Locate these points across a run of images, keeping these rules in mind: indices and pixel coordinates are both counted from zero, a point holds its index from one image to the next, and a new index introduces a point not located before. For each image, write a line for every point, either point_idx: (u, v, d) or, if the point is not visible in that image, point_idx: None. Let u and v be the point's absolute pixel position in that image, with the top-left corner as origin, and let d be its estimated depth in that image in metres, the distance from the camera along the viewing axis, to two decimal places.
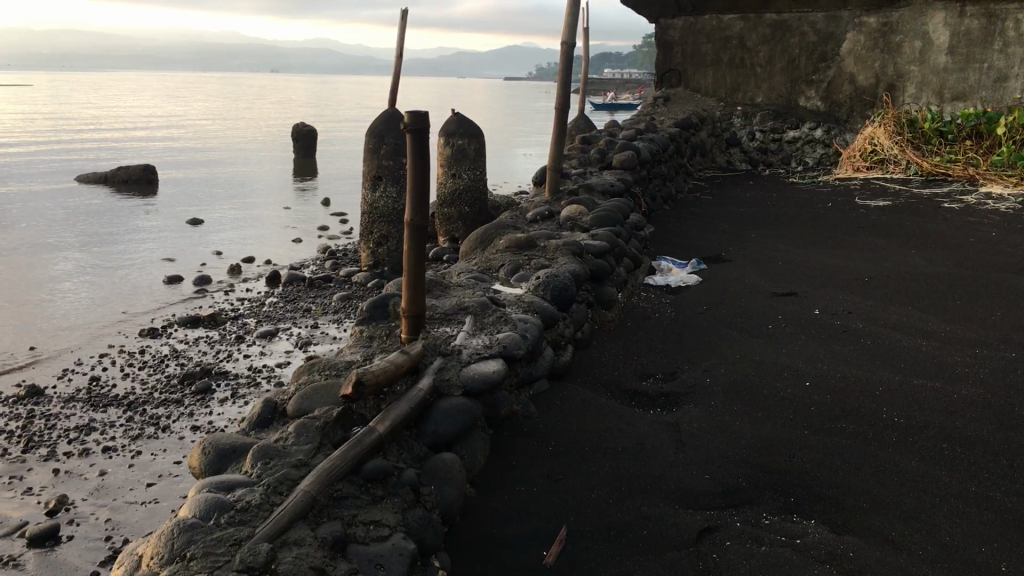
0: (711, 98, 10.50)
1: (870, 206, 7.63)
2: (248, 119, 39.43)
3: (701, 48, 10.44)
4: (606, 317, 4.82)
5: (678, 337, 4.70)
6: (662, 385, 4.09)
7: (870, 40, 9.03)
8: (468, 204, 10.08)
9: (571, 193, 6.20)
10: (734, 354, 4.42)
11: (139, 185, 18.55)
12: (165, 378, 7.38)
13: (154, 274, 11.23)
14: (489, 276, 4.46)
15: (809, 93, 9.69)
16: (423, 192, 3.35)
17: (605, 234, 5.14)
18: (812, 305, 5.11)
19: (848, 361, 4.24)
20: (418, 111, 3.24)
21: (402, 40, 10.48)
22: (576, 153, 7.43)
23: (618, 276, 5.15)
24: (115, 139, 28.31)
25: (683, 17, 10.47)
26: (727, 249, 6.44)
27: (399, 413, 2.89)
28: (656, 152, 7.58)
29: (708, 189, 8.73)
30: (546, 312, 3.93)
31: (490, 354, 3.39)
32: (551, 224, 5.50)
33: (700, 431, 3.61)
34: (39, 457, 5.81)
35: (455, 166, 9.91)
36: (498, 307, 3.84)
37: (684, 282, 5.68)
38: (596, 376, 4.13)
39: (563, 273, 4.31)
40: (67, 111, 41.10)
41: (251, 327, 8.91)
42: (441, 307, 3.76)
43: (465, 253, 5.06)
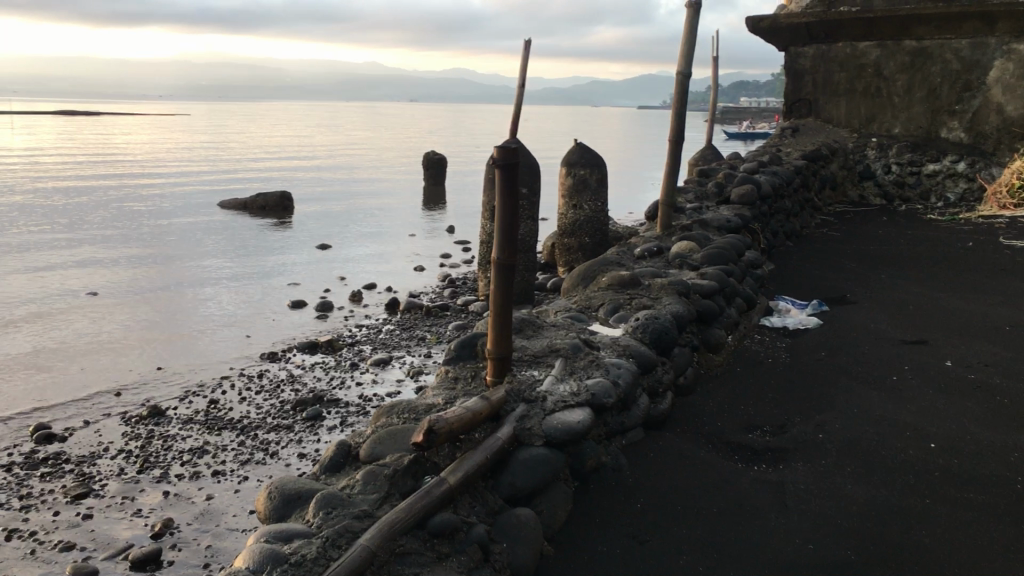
0: (843, 128, 9.99)
1: (1015, 247, 7.04)
2: (383, 147, 40.53)
3: (833, 78, 9.88)
4: (713, 362, 4.57)
5: (791, 386, 4.40)
6: (769, 439, 3.81)
7: (1021, 69, 8.46)
8: (588, 235, 9.91)
9: (684, 229, 5.97)
10: (851, 408, 4.09)
11: (274, 211, 19.31)
12: (278, 403, 7.49)
13: (279, 299, 11.52)
14: (588, 315, 4.30)
15: (952, 124, 9.11)
16: (511, 231, 3.23)
17: (716, 273, 4.89)
18: (943, 355, 4.71)
19: (980, 422, 3.85)
20: (508, 146, 3.13)
21: (525, 70, 10.45)
22: (692, 186, 7.18)
23: (728, 317, 4.88)
24: (258, 166, 29.60)
25: (815, 44, 9.86)
26: (852, 290, 6.06)
27: (473, 463, 2.76)
28: (778, 187, 7.23)
29: (838, 224, 8.28)
30: (643, 358, 3.73)
31: (577, 402, 3.22)
32: (659, 261, 5.28)
33: (807, 494, 3.33)
34: (153, 478, 5.90)
35: (576, 196, 9.79)
36: (591, 351, 3.66)
37: (803, 324, 5.36)
38: (697, 426, 3.89)
39: (665, 315, 4.10)
40: (214, 140, 43.40)
41: (366, 354, 8.99)
42: (531, 349, 3.61)
43: (567, 289, 4.91)
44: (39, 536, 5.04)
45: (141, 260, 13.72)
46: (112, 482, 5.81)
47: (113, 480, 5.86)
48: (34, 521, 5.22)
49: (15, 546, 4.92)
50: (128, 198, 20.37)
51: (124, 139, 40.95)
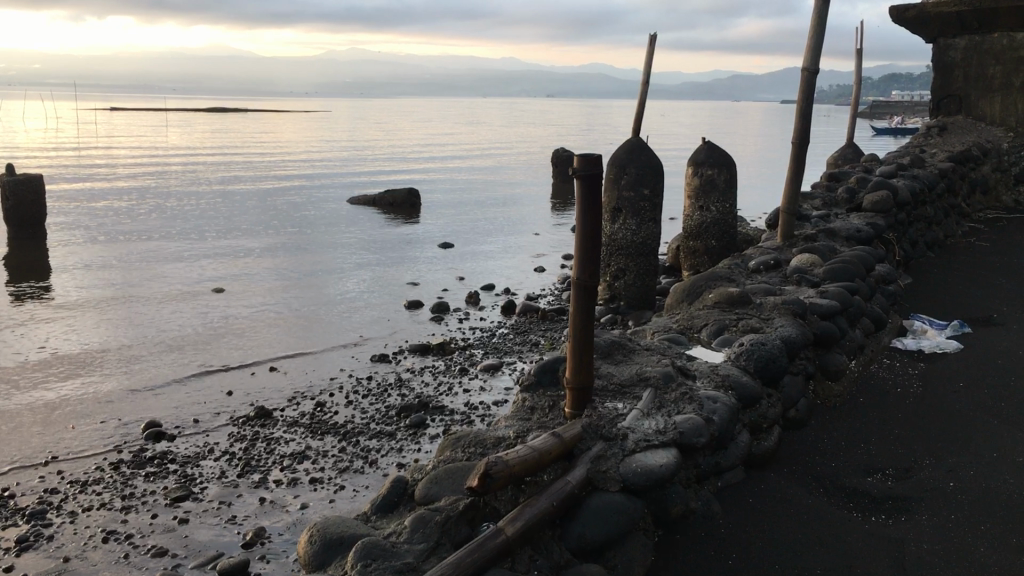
0: (997, 127, 9.15)
1: None
2: (518, 143, 40.52)
3: (987, 71, 8.99)
4: (832, 390, 4.12)
5: (921, 421, 3.91)
6: (890, 485, 3.36)
7: None
8: (714, 238, 9.41)
9: (806, 239, 5.50)
10: (990, 451, 3.58)
11: (403, 208, 19.49)
12: (384, 408, 7.39)
13: (397, 300, 11.51)
14: (689, 337, 3.95)
15: None
16: (593, 250, 2.95)
17: (837, 291, 4.43)
18: None
19: None
20: (590, 156, 2.87)
21: (650, 67, 10.06)
22: (820, 191, 6.65)
23: (851, 340, 4.41)
24: (392, 163, 30.09)
25: (967, 35, 8.96)
26: (1001, 310, 5.42)
27: (536, 509, 2.47)
28: (918, 192, 6.60)
29: (987, 233, 7.52)
30: (745, 389, 3.36)
31: (663, 442, 2.88)
32: (775, 276, 4.85)
33: (930, 555, 2.86)
34: (251, 483, 5.86)
35: (703, 198, 9.33)
36: (686, 381, 3.32)
37: (941, 347, 4.81)
38: (807, 467, 3.48)
39: (774, 338, 3.71)
40: (354, 136, 44.62)
41: (477, 359, 8.81)
42: (617, 377, 3.31)
43: (670, 305, 4.56)
44: (134, 539, 5.07)
45: (272, 258, 14.02)
46: (212, 486, 5.80)
47: (214, 483, 5.85)
48: (133, 524, 5.27)
49: (109, 548, 4.97)
50: (268, 195, 21.02)
51: (272, 138, 42.41)
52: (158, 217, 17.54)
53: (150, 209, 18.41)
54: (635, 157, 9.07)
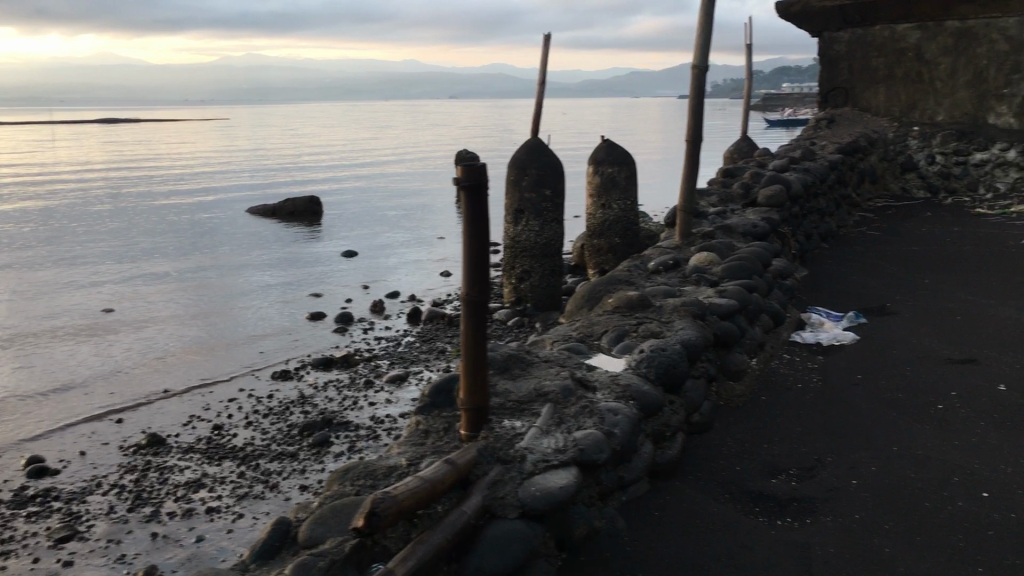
0: (883, 118, 9.35)
1: None
2: (420, 146, 40.25)
3: (871, 63, 9.23)
4: (735, 391, 4.08)
5: (822, 418, 3.89)
6: (795, 486, 3.32)
7: None
8: (617, 236, 9.41)
9: (704, 236, 5.48)
10: (890, 445, 3.56)
11: (304, 217, 19.08)
12: (285, 427, 7.11)
13: (299, 313, 11.19)
14: (588, 344, 3.85)
15: (1000, 109, 8.48)
16: (482, 264, 2.81)
17: (735, 289, 4.39)
18: (995, 376, 4.06)
19: None
20: (474, 164, 2.73)
21: (546, 68, 10.03)
22: (715, 187, 6.66)
23: (752, 338, 4.38)
24: (293, 171, 29.50)
25: (849, 30, 9.27)
26: (894, 298, 5.48)
27: (429, 545, 2.32)
28: (810, 185, 6.67)
29: (878, 222, 7.66)
30: (647, 398, 3.26)
31: (564, 460, 2.77)
32: (674, 276, 4.80)
33: (836, 558, 2.80)
34: (143, 517, 5.55)
35: (605, 196, 9.30)
36: (586, 394, 3.21)
37: (838, 340, 4.85)
38: (712, 473, 3.41)
39: (674, 343, 3.64)
40: (252, 144, 43.69)
41: (382, 370, 8.58)
42: (515, 394, 3.18)
43: (569, 312, 4.45)
44: None
45: (169, 278, 13.50)
46: (99, 523, 5.47)
47: (101, 519, 5.51)
48: (11, 571, 4.92)
49: None
50: (162, 211, 20.32)
51: (167, 149, 41.18)
52: (44, 240, 16.76)
53: (36, 232, 17.57)
54: (536, 158, 9.06)
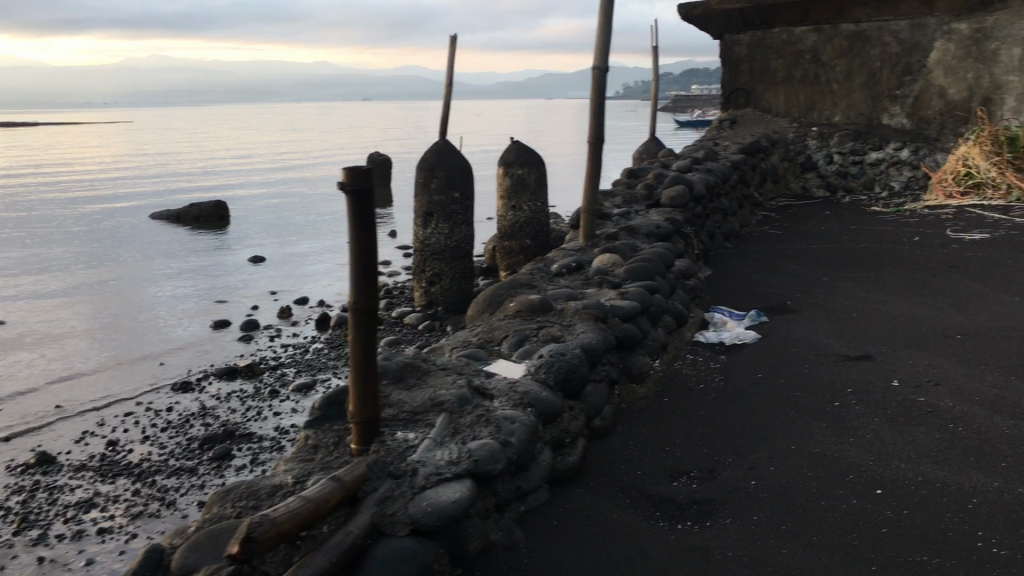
0: (782, 119, 9.53)
1: (963, 240, 6.26)
2: (332, 148, 39.73)
3: (770, 65, 9.44)
4: (638, 394, 4.05)
5: (723, 417, 3.90)
6: (695, 488, 3.30)
7: (961, 49, 8.18)
8: (529, 237, 9.37)
9: (608, 237, 5.45)
10: (788, 444, 3.57)
11: (210, 222, 18.58)
12: (185, 441, 6.86)
13: (203, 321, 10.86)
14: (488, 350, 3.77)
15: (893, 110, 8.77)
16: (369, 271, 2.71)
17: (637, 290, 4.36)
18: (888, 371, 4.12)
19: (929, 456, 3.29)
20: (359, 168, 2.63)
21: (452, 69, 9.93)
22: (620, 187, 6.66)
23: (654, 339, 4.37)
24: (199, 176, 28.77)
25: (749, 31, 9.47)
26: (794, 296, 5.55)
27: (311, 568, 2.21)
28: (713, 185, 6.73)
29: (780, 221, 7.78)
30: (545, 404, 3.20)
31: (457, 472, 2.69)
32: (577, 277, 4.75)
33: (733, 562, 2.78)
34: (28, 541, 5.27)
35: (515, 198, 9.25)
36: (482, 402, 3.14)
37: (740, 339, 4.87)
38: (613, 477, 3.37)
39: (574, 347, 3.59)
40: (156, 148, 42.50)
41: (288, 378, 8.36)
42: (409, 404, 3.09)
43: (471, 317, 4.36)
44: None
45: (65, 290, 12.96)
46: None
47: None
48: None
49: None
50: (60, 219, 19.55)
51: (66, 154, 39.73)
52: None
53: None
54: (444, 160, 8.91)
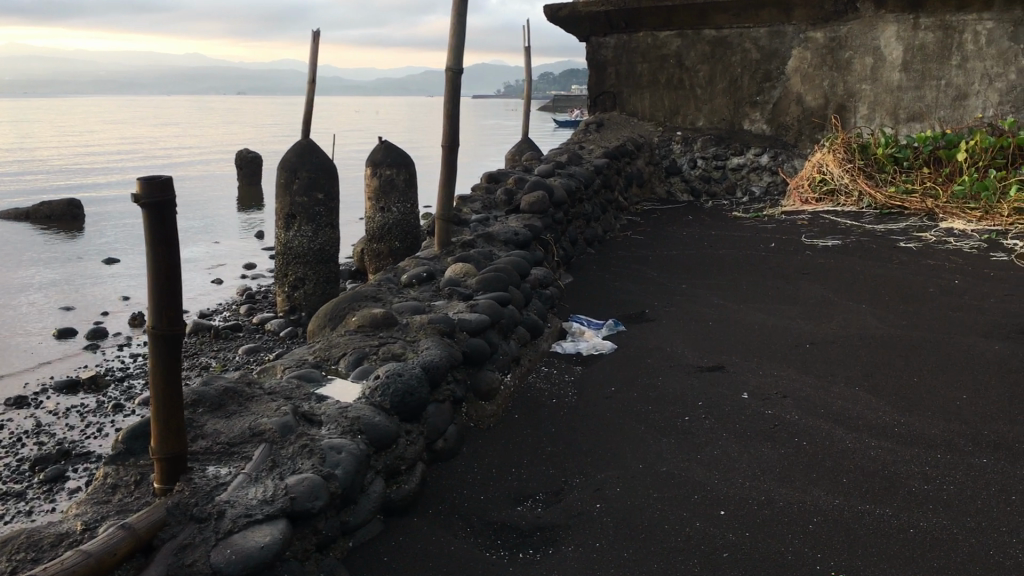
0: (648, 123, 9.56)
1: (817, 246, 6.35)
2: (200, 144, 38.29)
3: (635, 69, 9.48)
4: (486, 411, 3.87)
5: (574, 435, 3.76)
6: (540, 513, 3.14)
7: (818, 57, 8.38)
8: (398, 240, 9.07)
9: (464, 245, 5.27)
10: (636, 463, 3.45)
11: (63, 221, 17.53)
12: (14, 462, 6.33)
13: (45, 329, 10.14)
14: (324, 369, 3.54)
15: (754, 115, 8.90)
16: (170, 293, 2.45)
17: (488, 303, 4.19)
18: (739, 383, 4.08)
19: (774, 473, 3.23)
20: (155, 180, 2.37)
21: (315, 66, 9.57)
22: (480, 193, 6.49)
23: (507, 353, 4.21)
24: (54, 172, 27.19)
25: (615, 35, 9.48)
26: (653, 304, 5.50)
27: None
28: (575, 190, 6.63)
29: (643, 226, 7.77)
30: (377, 431, 2.99)
31: (270, 513, 2.46)
32: (428, 288, 4.55)
33: None
34: None
35: (383, 199, 8.92)
36: (308, 430, 2.91)
37: (596, 350, 4.77)
38: (454, 504, 3.18)
39: (413, 367, 3.38)
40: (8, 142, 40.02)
41: (136, 391, 7.87)
42: (225, 435, 2.83)
43: (311, 333, 4.11)
44: None
45: None
46: None
47: None
48: None
49: None
50: None
51: None
52: None
53: None
54: (307, 160, 8.50)
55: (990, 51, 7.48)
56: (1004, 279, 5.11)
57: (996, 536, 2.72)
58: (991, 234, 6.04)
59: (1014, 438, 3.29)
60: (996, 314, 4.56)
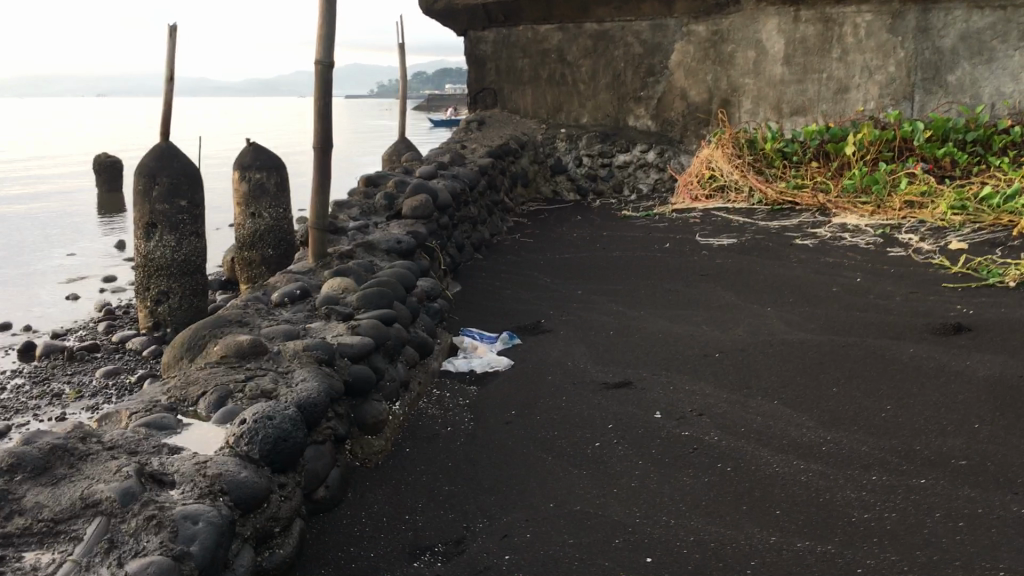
0: (531, 120, 9.23)
1: (713, 246, 6.13)
2: (53, 149, 35.99)
3: (516, 64, 9.17)
4: (373, 447, 3.41)
5: (473, 469, 3.34)
6: (439, 569, 2.70)
7: (700, 51, 8.22)
8: (272, 246, 8.42)
9: (342, 256, 4.78)
10: (545, 502, 3.05)
11: None
12: None
13: None
14: (180, 412, 3.01)
15: (638, 111, 8.67)
16: None
17: (371, 323, 3.72)
18: (649, 400, 3.76)
19: (699, 507, 2.89)
20: None
21: (173, 61, 8.86)
22: (358, 197, 5.99)
23: (394, 380, 3.75)
24: None
25: (494, 29, 9.18)
26: (549, 313, 5.13)
27: None
28: (460, 193, 6.22)
29: (531, 228, 7.41)
30: (242, 490, 2.49)
31: None
32: (302, 308, 4.05)
33: None
34: None
35: (254, 203, 8.26)
36: (155, 495, 2.39)
37: (492, 367, 4.37)
38: (338, 567, 2.71)
39: (287, 407, 2.89)
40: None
41: None
42: (48, 509, 2.29)
43: (166, 366, 3.55)
44: None
45: None
46: None
47: None
48: None
49: None
50: None
51: None
52: None
53: None
54: (167, 163, 7.79)
55: (869, 44, 7.42)
56: (905, 276, 4.97)
57: (949, 573, 2.44)
58: (886, 229, 5.94)
59: (951, 455, 3.04)
60: (904, 314, 4.38)
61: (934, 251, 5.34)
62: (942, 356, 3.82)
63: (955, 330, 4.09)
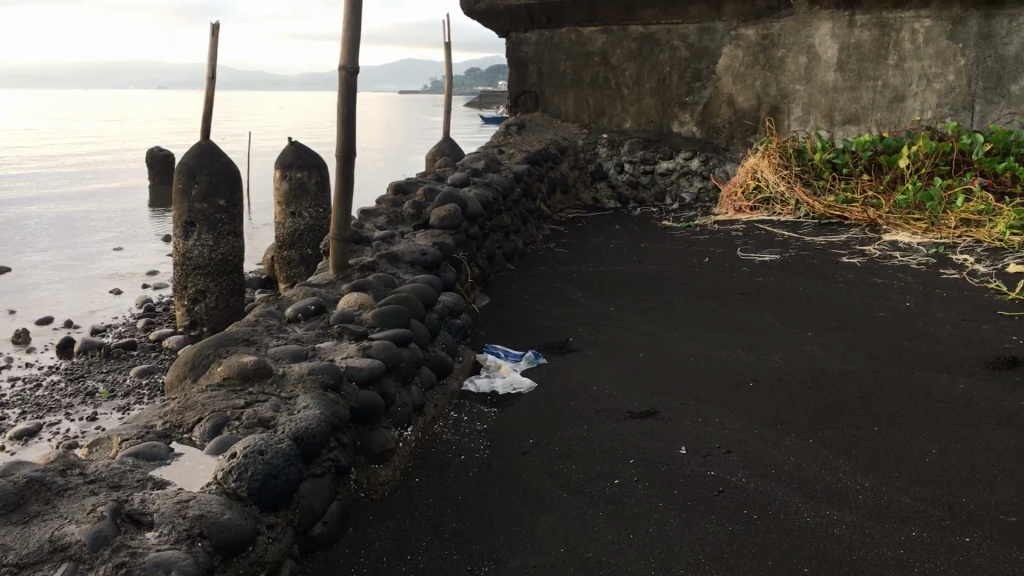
0: (573, 124, 9.01)
1: (754, 262, 5.87)
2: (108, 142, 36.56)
3: (559, 67, 8.95)
4: (379, 477, 3.24)
5: (483, 505, 3.16)
6: None
7: (749, 55, 7.93)
8: (310, 247, 8.30)
9: (364, 268, 4.62)
10: (554, 546, 2.85)
11: None
12: None
13: None
14: (174, 439, 2.87)
15: (683, 117, 8.41)
16: None
17: (383, 344, 3.55)
18: (675, 434, 3.53)
19: (720, 560, 2.67)
20: None
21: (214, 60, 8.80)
22: (388, 204, 5.84)
23: (407, 404, 3.57)
24: None
25: (537, 30, 8.98)
26: (579, 331, 4.93)
27: None
28: (493, 202, 6.04)
29: (568, 237, 7.21)
30: (223, 534, 2.34)
31: None
32: (316, 325, 3.90)
33: None
34: None
35: (293, 203, 8.15)
36: (127, 539, 2.23)
37: (514, 388, 4.18)
38: None
39: (282, 439, 2.73)
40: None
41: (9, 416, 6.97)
42: (14, 552, 2.14)
43: (170, 385, 3.42)
44: None
45: None
46: None
47: None
48: None
49: None
50: None
51: None
52: None
53: None
54: (206, 163, 7.73)
55: (928, 51, 7.07)
56: (958, 301, 4.67)
57: None
58: (939, 248, 5.63)
59: (1000, 510, 2.78)
60: (956, 344, 4.09)
61: (991, 274, 5.03)
62: (995, 395, 3.54)
63: (1009, 365, 3.80)
